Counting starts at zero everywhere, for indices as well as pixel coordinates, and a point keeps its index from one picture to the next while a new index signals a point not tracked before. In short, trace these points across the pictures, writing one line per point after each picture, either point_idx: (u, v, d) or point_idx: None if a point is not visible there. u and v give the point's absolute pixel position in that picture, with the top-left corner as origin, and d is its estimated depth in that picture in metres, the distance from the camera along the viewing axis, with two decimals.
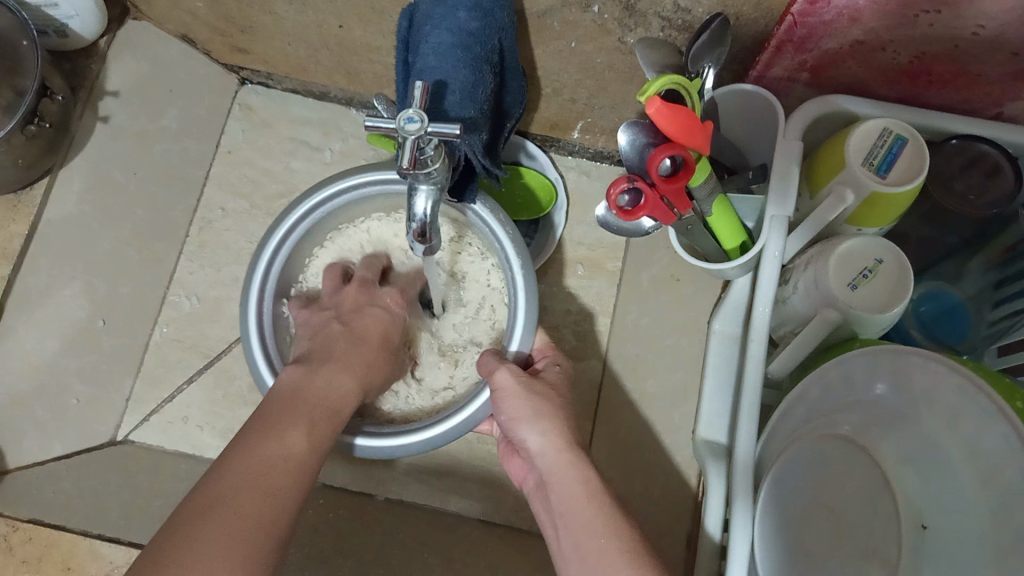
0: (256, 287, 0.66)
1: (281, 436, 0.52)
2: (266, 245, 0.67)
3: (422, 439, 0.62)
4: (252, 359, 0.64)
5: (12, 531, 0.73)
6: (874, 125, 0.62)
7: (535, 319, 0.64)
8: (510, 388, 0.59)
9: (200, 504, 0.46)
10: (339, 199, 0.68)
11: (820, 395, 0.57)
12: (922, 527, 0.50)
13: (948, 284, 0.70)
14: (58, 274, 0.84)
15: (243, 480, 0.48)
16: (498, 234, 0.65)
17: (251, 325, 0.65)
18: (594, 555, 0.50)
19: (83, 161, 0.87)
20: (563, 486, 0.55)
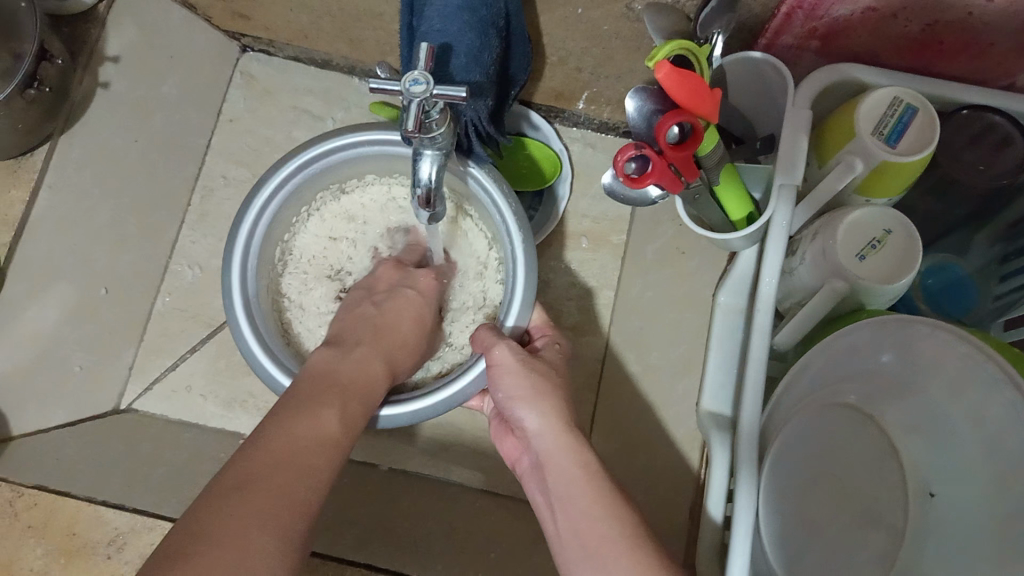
0: (240, 251, 0.65)
1: (316, 414, 0.52)
2: (254, 201, 0.65)
3: (410, 412, 0.61)
4: (238, 331, 0.63)
5: (17, 498, 0.72)
6: (884, 94, 0.62)
7: (533, 289, 0.63)
8: (510, 367, 0.58)
9: (241, 475, 0.46)
10: (325, 160, 0.67)
11: (829, 369, 0.55)
12: (928, 493, 0.51)
13: (955, 256, 0.69)
14: (57, 245, 0.83)
15: (284, 458, 0.48)
16: (499, 204, 0.64)
17: (235, 294, 0.64)
18: (593, 535, 0.50)
19: (86, 128, 0.86)
20: (562, 468, 0.54)
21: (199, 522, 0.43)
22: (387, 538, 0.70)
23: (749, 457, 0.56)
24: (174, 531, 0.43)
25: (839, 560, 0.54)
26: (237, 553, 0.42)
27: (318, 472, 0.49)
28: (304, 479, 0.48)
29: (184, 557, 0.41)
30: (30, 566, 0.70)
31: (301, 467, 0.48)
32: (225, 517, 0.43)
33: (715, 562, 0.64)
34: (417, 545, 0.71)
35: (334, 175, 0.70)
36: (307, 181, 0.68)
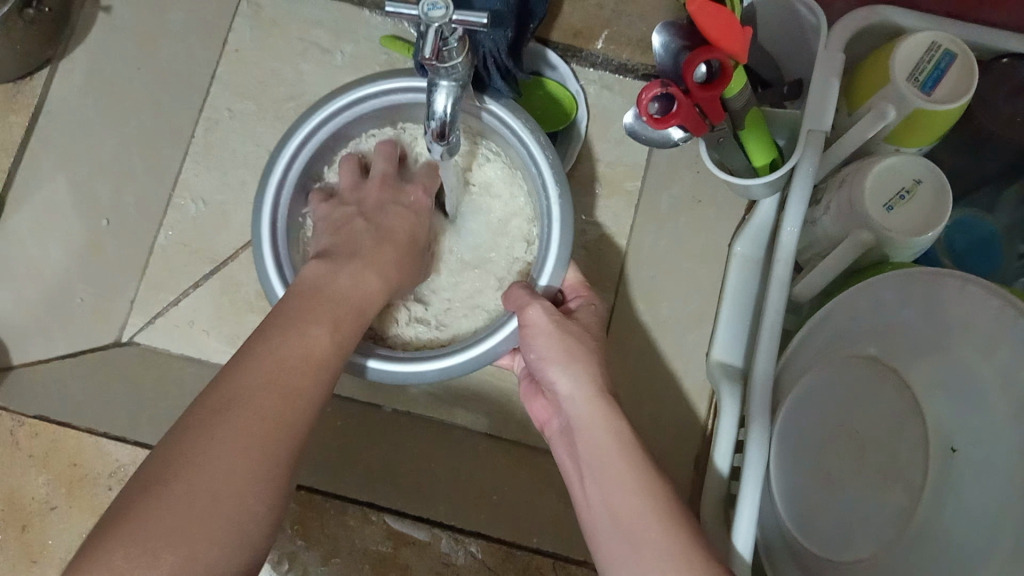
0: (269, 202, 0.63)
1: (301, 330, 0.51)
2: (283, 149, 0.64)
3: (446, 367, 0.60)
4: (267, 282, 0.62)
5: (19, 427, 0.72)
6: (923, 38, 0.59)
7: (568, 246, 0.61)
8: (542, 327, 0.57)
9: (224, 394, 0.46)
10: (357, 107, 0.65)
11: (846, 323, 0.57)
12: (949, 451, 0.48)
13: (982, 212, 0.66)
14: (60, 171, 0.82)
15: (263, 377, 0.47)
16: (534, 152, 0.63)
17: (266, 242, 0.62)
18: (627, 510, 0.49)
19: (87, 54, 0.83)
20: (592, 435, 0.54)
21: (176, 446, 0.43)
22: (391, 479, 0.72)
23: (763, 410, 0.56)
24: (155, 458, 0.43)
25: (857, 514, 0.54)
26: (220, 481, 0.42)
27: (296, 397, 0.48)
28: (280, 408, 0.46)
29: (159, 486, 0.41)
30: (33, 495, 0.71)
31: (278, 396, 0.47)
32: (207, 442, 0.43)
33: (719, 506, 0.63)
34: (422, 486, 0.72)
35: (368, 123, 0.68)
36: (341, 129, 0.66)
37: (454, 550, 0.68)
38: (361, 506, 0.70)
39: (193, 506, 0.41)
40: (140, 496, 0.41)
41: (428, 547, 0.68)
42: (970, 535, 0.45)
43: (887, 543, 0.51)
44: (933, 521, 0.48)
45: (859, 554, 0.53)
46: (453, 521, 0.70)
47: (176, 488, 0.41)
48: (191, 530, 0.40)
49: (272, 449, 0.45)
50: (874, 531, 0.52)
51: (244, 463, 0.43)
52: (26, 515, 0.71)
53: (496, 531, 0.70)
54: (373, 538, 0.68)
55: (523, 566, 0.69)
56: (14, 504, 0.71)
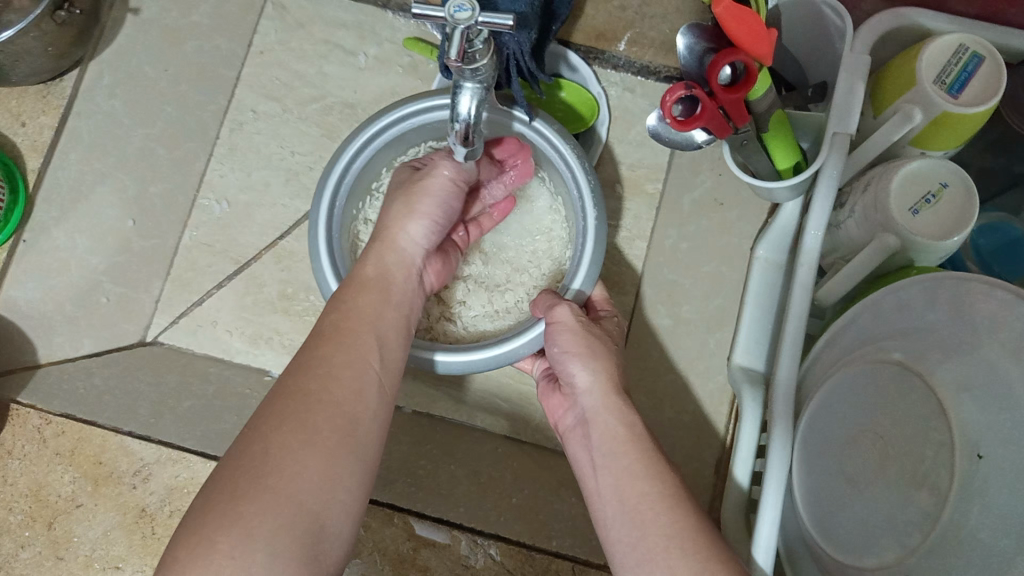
0: (331, 187, 0.64)
1: (325, 322, 0.53)
2: (352, 139, 0.65)
3: (465, 360, 0.61)
4: (317, 264, 0.62)
5: (46, 424, 0.73)
6: (950, 40, 0.58)
7: (600, 261, 0.62)
8: (570, 324, 0.58)
9: (267, 392, 0.48)
10: (428, 114, 0.66)
11: (870, 322, 0.56)
12: (977, 456, 0.48)
13: (1010, 216, 0.65)
14: (88, 169, 0.83)
15: (295, 366, 0.49)
16: (572, 165, 0.64)
17: (322, 227, 0.63)
18: (634, 493, 0.49)
19: (115, 55, 0.85)
20: (605, 426, 0.54)
21: (232, 447, 0.45)
22: (411, 477, 0.73)
23: (787, 411, 0.56)
24: (219, 463, 0.44)
25: (880, 515, 0.53)
26: (267, 460, 0.43)
27: (338, 393, 0.48)
28: (322, 406, 0.47)
29: (214, 482, 0.43)
30: (59, 492, 0.72)
31: (315, 396, 0.47)
32: (251, 433, 0.45)
33: (740, 511, 0.62)
34: (442, 485, 0.72)
35: (433, 132, 0.69)
36: (409, 132, 0.67)
37: (473, 552, 0.69)
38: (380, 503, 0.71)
39: (242, 486, 0.42)
40: (204, 494, 0.43)
41: (448, 548, 0.69)
42: (996, 535, 0.45)
43: (914, 545, 0.51)
44: (959, 522, 0.48)
45: (883, 558, 0.52)
46: (471, 522, 0.70)
47: (229, 478, 0.42)
48: (242, 510, 0.41)
49: (328, 446, 0.45)
50: (899, 534, 0.52)
51: (285, 442, 0.44)
52: (51, 512, 0.72)
53: (513, 532, 0.70)
54: (394, 538, 0.70)
55: (542, 569, 0.69)
56: (40, 499, 0.72)
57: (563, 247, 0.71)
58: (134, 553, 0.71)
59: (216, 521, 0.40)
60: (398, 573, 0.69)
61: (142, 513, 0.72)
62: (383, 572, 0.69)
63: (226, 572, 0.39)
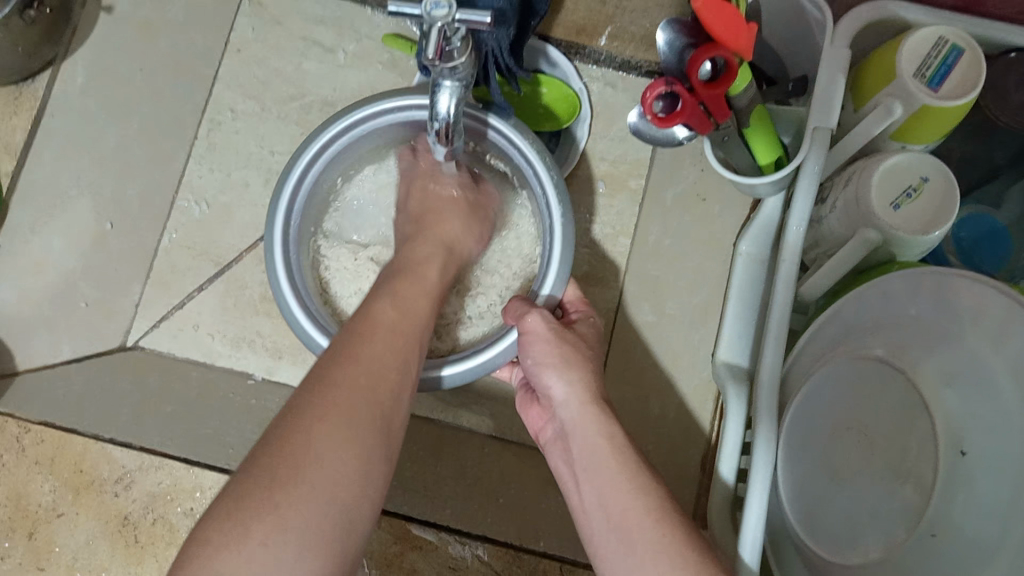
0: (280, 211, 0.62)
1: (375, 308, 0.52)
2: (298, 161, 0.62)
3: (444, 373, 0.59)
4: (277, 288, 0.60)
5: (24, 433, 0.73)
6: (930, 33, 0.58)
7: (569, 261, 0.61)
8: (540, 333, 0.57)
9: (311, 374, 0.47)
10: (368, 125, 0.64)
11: (855, 317, 0.56)
12: (959, 452, 0.48)
13: (991, 208, 0.65)
14: (63, 172, 0.82)
15: (344, 353, 0.48)
16: (533, 163, 0.62)
17: (278, 259, 0.61)
18: (620, 504, 0.49)
19: (89, 54, 0.83)
20: (585, 439, 0.54)
21: (271, 426, 0.44)
22: (397, 478, 0.72)
23: (770, 408, 0.56)
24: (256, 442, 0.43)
25: (865, 512, 0.53)
26: (310, 448, 0.42)
27: (386, 386, 0.47)
28: (372, 398, 0.46)
29: (255, 459, 0.42)
30: (39, 502, 0.71)
31: (365, 386, 0.46)
32: (296, 415, 0.44)
33: (727, 511, 0.62)
34: (427, 487, 0.72)
35: (377, 140, 0.67)
36: (353, 143, 0.65)
37: (461, 552, 0.69)
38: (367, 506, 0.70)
39: (283, 473, 0.41)
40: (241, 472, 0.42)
41: (436, 550, 0.69)
42: (980, 527, 0.45)
43: (898, 542, 0.51)
44: (944, 514, 0.48)
45: (867, 555, 0.52)
46: (458, 522, 0.71)
47: (269, 461, 0.42)
48: (281, 499, 0.40)
49: (371, 442, 0.44)
50: (881, 531, 0.52)
51: (330, 435, 0.43)
52: (31, 522, 0.71)
53: (500, 532, 0.70)
54: (381, 542, 0.69)
55: (529, 569, 0.69)
56: (20, 508, 0.71)
57: (532, 244, 0.70)
58: (117, 561, 0.70)
59: (256, 504, 0.40)
60: None
61: (125, 521, 0.71)
62: (371, 574, 0.69)
63: (257, 561, 0.38)
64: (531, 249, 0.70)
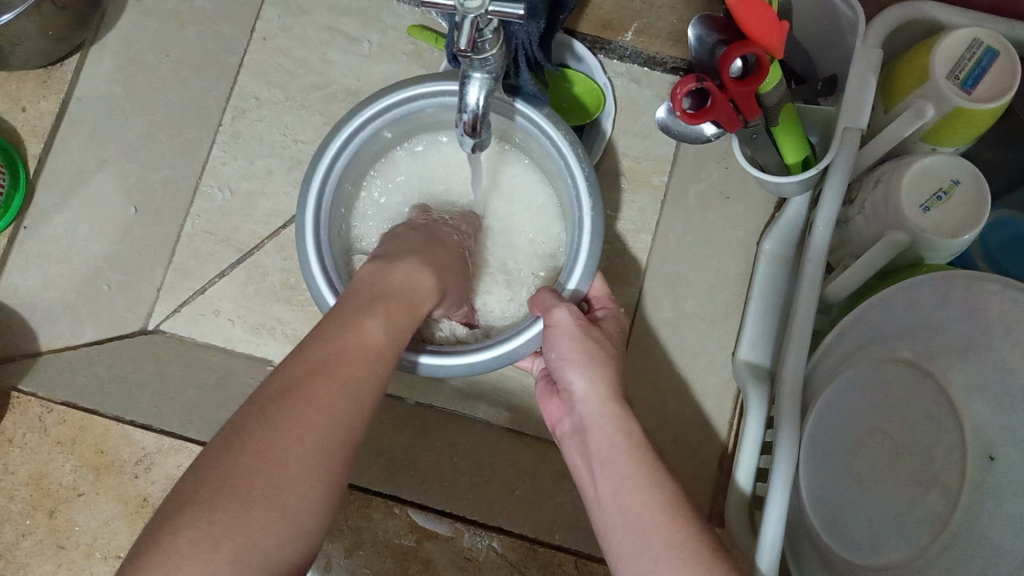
0: (319, 179, 0.62)
1: (359, 326, 0.49)
2: (339, 131, 0.62)
3: (465, 362, 0.59)
4: (307, 272, 0.60)
5: (47, 413, 0.73)
6: (964, 35, 0.58)
7: (596, 257, 0.61)
8: (567, 327, 0.57)
9: (284, 385, 0.44)
10: (408, 105, 0.64)
11: (880, 320, 0.56)
12: (988, 457, 0.48)
13: (1020, 212, 0.65)
14: (89, 156, 0.82)
15: (321, 369, 0.46)
16: (566, 153, 0.62)
17: (308, 228, 0.61)
18: (635, 503, 0.49)
19: (117, 40, 0.84)
20: (605, 434, 0.53)
21: (242, 430, 0.42)
22: (415, 469, 0.72)
23: (793, 408, 0.55)
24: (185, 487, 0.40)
25: (885, 515, 0.53)
26: (280, 467, 0.41)
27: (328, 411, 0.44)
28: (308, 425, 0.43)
29: (222, 474, 0.40)
30: (61, 481, 0.72)
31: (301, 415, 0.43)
32: (271, 433, 0.42)
33: (744, 510, 0.62)
34: (444, 477, 0.72)
35: (407, 124, 0.67)
36: (387, 125, 0.65)
37: (476, 544, 0.69)
38: (385, 494, 0.71)
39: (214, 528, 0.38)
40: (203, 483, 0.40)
41: (451, 541, 0.69)
42: (1005, 535, 0.45)
43: (922, 546, 0.51)
44: (970, 522, 0.48)
45: (890, 557, 0.52)
46: (474, 515, 0.70)
47: (239, 480, 0.40)
48: (244, 490, 0.40)
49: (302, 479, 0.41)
50: (905, 533, 0.52)
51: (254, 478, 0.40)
52: (53, 501, 0.72)
53: (517, 525, 0.70)
54: (396, 531, 0.69)
55: (545, 562, 0.69)
56: (41, 487, 0.72)
57: (554, 229, 0.70)
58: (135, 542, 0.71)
59: (222, 508, 0.39)
60: (401, 566, 0.69)
61: (144, 503, 0.72)
62: (385, 566, 0.69)
63: None
64: (555, 236, 0.70)
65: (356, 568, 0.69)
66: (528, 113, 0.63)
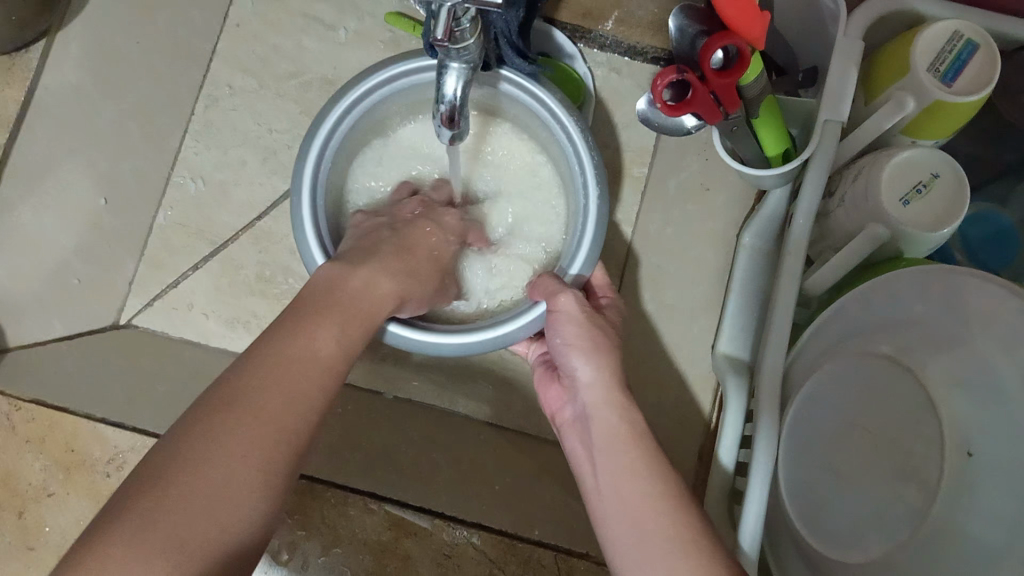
0: (325, 131, 0.61)
1: (308, 333, 0.48)
2: (359, 84, 0.62)
3: (457, 343, 0.59)
4: (301, 236, 0.59)
5: (15, 411, 0.71)
6: (945, 27, 0.57)
7: (599, 244, 0.60)
8: (573, 314, 0.57)
9: (226, 392, 0.44)
10: (417, 76, 0.63)
11: (860, 314, 0.55)
12: (967, 454, 0.48)
13: (999, 206, 0.65)
14: (56, 146, 0.80)
15: (265, 381, 0.45)
16: (572, 137, 0.61)
17: (307, 185, 0.60)
18: (631, 492, 0.49)
19: (85, 26, 0.81)
20: (608, 420, 0.53)
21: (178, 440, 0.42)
22: (394, 464, 0.72)
23: (773, 403, 0.55)
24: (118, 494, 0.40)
25: (866, 510, 0.53)
26: (213, 475, 0.41)
27: (277, 422, 0.44)
28: (257, 432, 0.43)
29: (154, 481, 0.40)
30: (29, 480, 0.71)
31: (250, 422, 0.43)
32: (209, 440, 0.42)
33: (723, 505, 0.62)
34: (422, 472, 0.71)
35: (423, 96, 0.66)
36: (396, 94, 0.64)
37: (456, 539, 0.68)
38: (363, 491, 0.69)
39: (151, 529, 0.38)
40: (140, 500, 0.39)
41: (430, 537, 0.68)
42: (986, 532, 0.45)
43: (900, 541, 0.51)
44: (951, 516, 0.48)
45: (869, 553, 0.52)
46: (453, 510, 0.69)
47: (176, 493, 0.40)
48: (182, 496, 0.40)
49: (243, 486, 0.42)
50: (884, 528, 0.52)
51: (194, 480, 0.40)
52: (21, 501, 0.70)
53: (497, 521, 0.69)
54: (375, 528, 0.68)
55: (525, 559, 0.68)
56: (9, 486, 0.70)
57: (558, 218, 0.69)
58: None
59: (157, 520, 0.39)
60: (379, 562, 0.68)
61: None
62: (363, 563, 0.68)
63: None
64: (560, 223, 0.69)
65: (334, 566, 0.68)
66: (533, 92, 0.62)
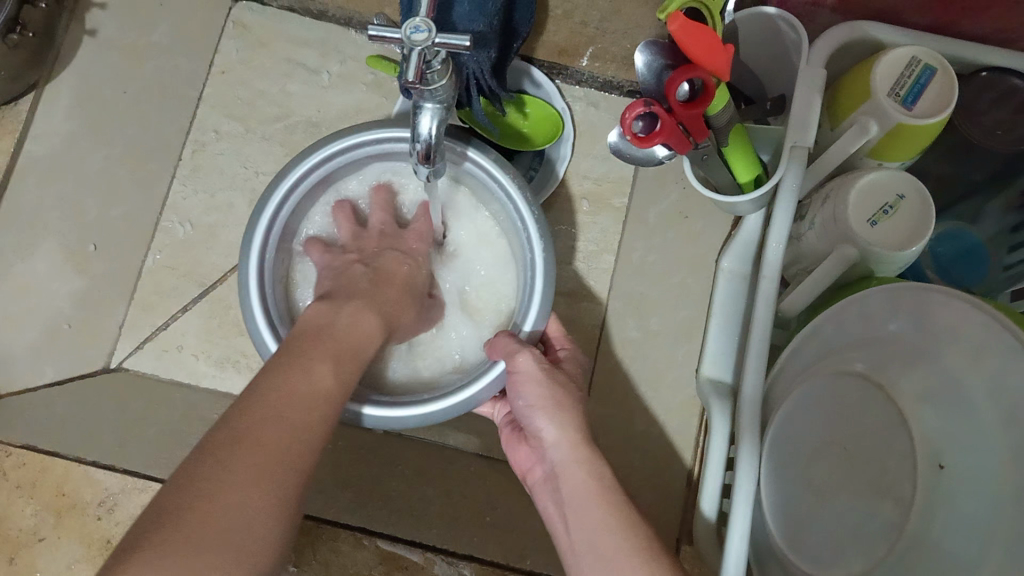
0: (261, 229, 0.62)
1: (307, 369, 0.49)
2: (282, 179, 0.62)
3: (421, 413, 0.59)
4: (254, 328, 0.59)
5: (6, 457, 0.72)
6: (902, 55, 0.60)
7: (550, 297, 0.61)
8: (532, 373, 0.57)
9: (234, 428, 0.44)
10: (354, 150, 0.64)
11: (833, 334, 0.57)
12: (938, 466, 0.48)
13: (967, 224, 0.67)
14: (46, 195, 0.82)
15: (273, 415, 0.45)
16: (514, 195, 0.62)
17: (252, 287, 0.60)
18: (606, 552, 0.49)
19: (72, 77, 0.84)
20: (575, 476, 0.54)
21: (190, 476, 0.41)
22: (385, 499, 0.72)
23: (752, 426, 0.56)
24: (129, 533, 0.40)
25: (848, 526, 0.54)
26: (235, 506, 0.41)
27: (287, 449, 0.45)
28: (269, 460, 0.43)
29: (177, 512, 0.40)
30: (20, 526, 0.71)
31: (260, 449, 0.44)
32: (225, 470, 0.42)
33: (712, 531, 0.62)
34: (413, 507, 0.72)
35: (350, 169, 0.67)
36: (334, 170, 0.65)
37: (447, 572, 0.68)
38: (352, 528, 0.70)
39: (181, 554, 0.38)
40: (158, 528, 0.39)
41: (422, 571, 0.68)
42: (958, 544, 0.46)
43: (881, 556, 0.51)
44: (926, 527, 0.48)
45: (852, 568, 0.53)
46: (444, 543, 0.70)
47: (193, 522, 0.39)
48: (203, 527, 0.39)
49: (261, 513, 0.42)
50: (864, 546, 0.53)
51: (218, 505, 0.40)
52: (12, 547, 0.70)
53: (488, 553, 0.70)
54: (365, 563, 0.68)
55: None
56: (1, 532, 0.71)
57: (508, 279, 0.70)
58: None
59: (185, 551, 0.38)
60: None
61: (107, 545, 0.71)
62: None
63: None
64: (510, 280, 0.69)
65: None
66: (478, 158, 0.63)
